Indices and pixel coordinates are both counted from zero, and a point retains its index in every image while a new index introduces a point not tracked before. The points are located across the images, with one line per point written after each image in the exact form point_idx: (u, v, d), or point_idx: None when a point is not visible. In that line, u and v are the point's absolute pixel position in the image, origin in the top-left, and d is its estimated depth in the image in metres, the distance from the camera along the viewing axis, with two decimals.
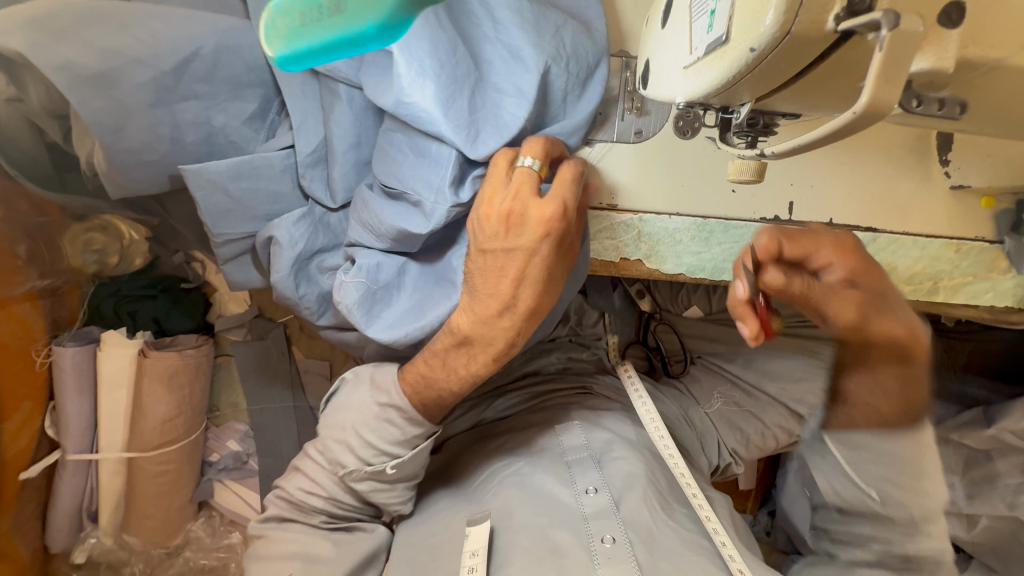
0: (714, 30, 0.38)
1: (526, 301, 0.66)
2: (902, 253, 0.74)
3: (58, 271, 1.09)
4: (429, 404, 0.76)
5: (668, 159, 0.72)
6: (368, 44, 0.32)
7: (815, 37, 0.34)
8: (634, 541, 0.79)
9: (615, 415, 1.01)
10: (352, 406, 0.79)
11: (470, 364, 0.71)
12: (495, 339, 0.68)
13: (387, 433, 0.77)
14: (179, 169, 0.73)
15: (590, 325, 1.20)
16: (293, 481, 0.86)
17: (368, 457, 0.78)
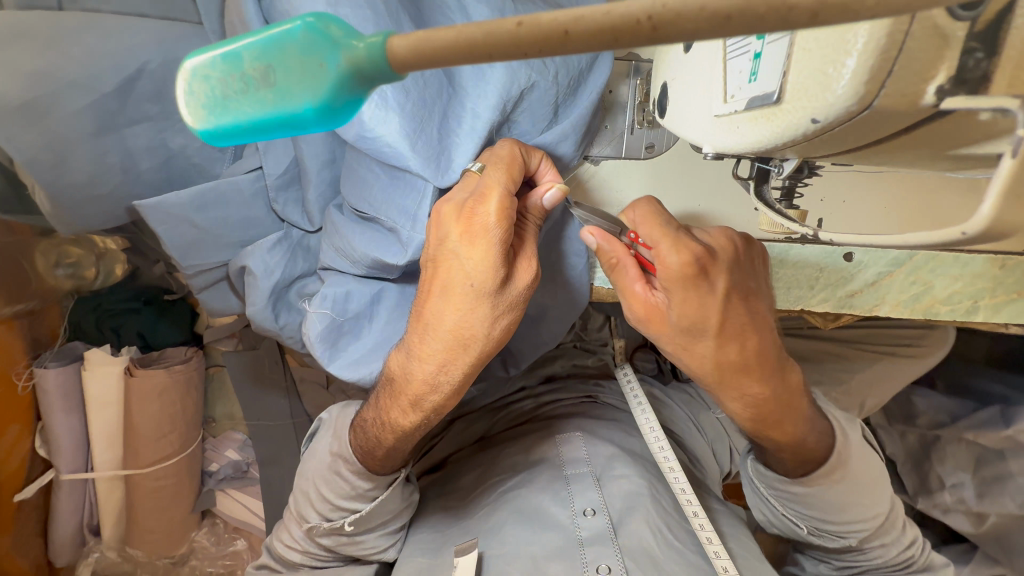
0: (759, 81, 0.29)
1: (453, 320, 0.55)
2: (940, 271, 0.67)
3: (31, 293, 1.03)
4: (367, 450, 0.72)
5: (682, 176, 0.65)
6: (308, 128, 0.24)
7: (902, 113, 0.24)
8: (632, 570, 0.71)
9: (615, 427, 0.95)
10: (315, 455, 0.79)
11: (392, 408, 0.64)
12: (421, 377, 0.59)
13: (337, 486, 0.75)
14: (135, 205, 0.68)
15: (596, 330, 1.16)
16: (279, 535, 0.85)
17: (326, 512, 0.77)
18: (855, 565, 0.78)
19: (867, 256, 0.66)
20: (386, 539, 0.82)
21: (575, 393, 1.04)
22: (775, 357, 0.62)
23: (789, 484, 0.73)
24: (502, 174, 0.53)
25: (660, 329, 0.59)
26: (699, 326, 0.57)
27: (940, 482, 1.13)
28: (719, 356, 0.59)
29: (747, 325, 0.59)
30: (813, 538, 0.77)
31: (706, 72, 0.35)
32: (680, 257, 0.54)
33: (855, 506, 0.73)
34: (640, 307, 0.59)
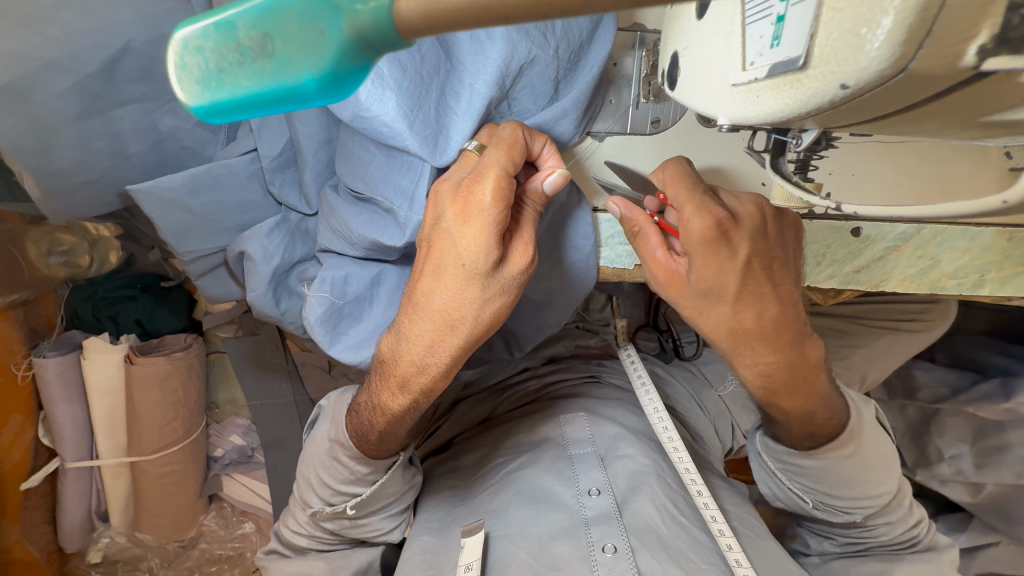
0: (781, 46, 0.28)
1: (443, 301, 0.55)
2: (947, 245, 0.66)
3: (27, 282, 1.02)
4: (363, 435, 0.72)
5: (689, 153, 0.63)
6: (308, 102, 0.23)
7: (939, 76, 0.23)
8: (638, 548, 0.71)
9: (616, 406, 0.95)
10: (316, 439, 0.79)
11: (383, 391, 0.64)
12: (412, 358, 0.59)
13: (337, 471, 0.75)
14: (127, 190, 0.66)
15: (598, 310, 1.17)
16: (287, 520, 0.86)
17: (328, 496, 0.77)
18: (860, 542, 0.79)
19: (875, 230, 0.65)
20: (390, 520, 0.82)
21: (577, 373, 1.04)
22: (794, 328, 0.61)
23: (798, 457, 0.74)
24: (501, 154, 0.52)
25: (679, 292, 0.59)
26: (716, 289, 0.57)
27: (939, 453, 1.14)
28: (733, 322, 0.59)
29: (766, 295, 0.58)
30: (817, 512, 0.78)
31: (720, 39, 0.34)
32: (703, 220, 0.55)
33: (864, 483, 0.73)
34: (659, 269, 0.59)
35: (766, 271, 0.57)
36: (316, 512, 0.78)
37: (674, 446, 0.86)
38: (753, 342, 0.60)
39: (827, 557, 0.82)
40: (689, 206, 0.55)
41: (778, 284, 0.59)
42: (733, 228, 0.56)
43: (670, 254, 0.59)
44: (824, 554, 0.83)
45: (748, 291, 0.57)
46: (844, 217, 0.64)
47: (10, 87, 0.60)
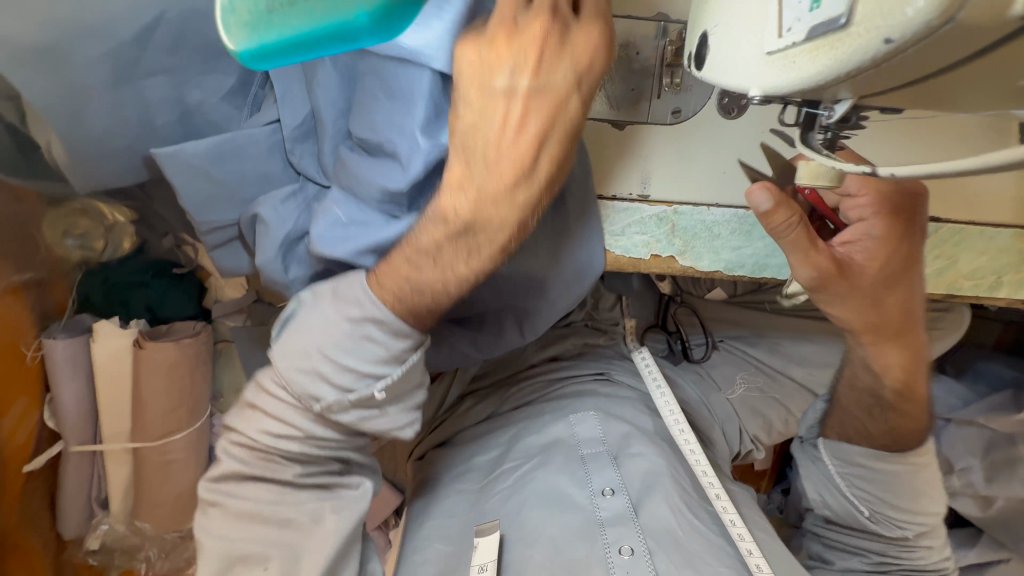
0: (823, 8, 0.28)
1: (547, 164, 0.54)
2: (966, 245, 0.66)
3: (39, 261, 1.04)
4: (417, 309, 0.61)
5: (711, 142, 0.63)
6: (347, 38, 0.35)
7: (991, 28, 0.24)
8: (655, 550, 0.71)
9: (627, 404, 0.94)
10: (315, 325, 0.62)
11: (461, 261, 0.58)
12: (497, 222, 0.55)
13: (365, 352, 0.62)
14: (151, 154, 0.68)
15: (607, 309, 1.13)
16: (252, 422, 0.69)
17: (342, 382, 0.63)
18: (892, 561, 0.87)
19: None
20: (407, 416, 0.68)
21: (588, 369, 1.03)
22: (897, 324, 0.69)
23: (876, 460, 0.87)
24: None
25: (847, 279, 0.64)
26: (894, 274, 0.64)
27: (949, 465, 1.12)
28: (872, 309, 0.68)
29: (900, 290, 0.66)
30: (871, 524, 0.88)
31: (755, 10, 0.34)
32: (880, 222, 0.62)
33: (924, 499, 0.86)
34: (822, 263, 0.61)
35: (903, 276, 0.65)
36: (314, 411, 0.65)
37: (692, 449, 0.88)
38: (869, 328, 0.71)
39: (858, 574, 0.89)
40: (887, 193, 0.61)
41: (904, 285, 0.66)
42: (889, 224, 0.62)
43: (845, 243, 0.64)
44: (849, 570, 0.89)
45: (881, 293, 0.66)
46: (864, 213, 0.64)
47: (47, 51, 0.61)
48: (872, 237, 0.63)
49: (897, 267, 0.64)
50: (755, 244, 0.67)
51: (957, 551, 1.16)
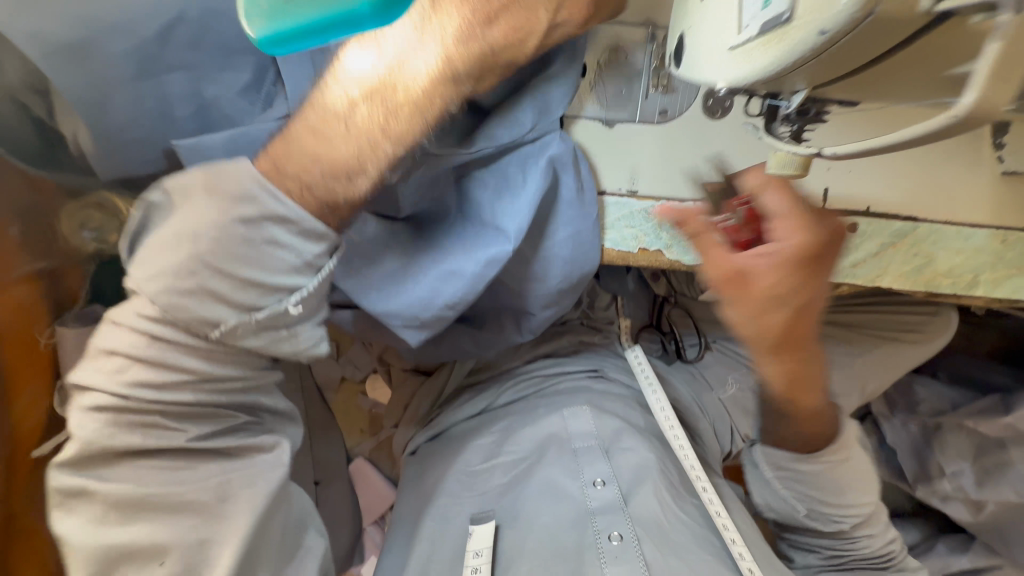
0: (771, 7, 0.34)
1: (501, 32, 0.54)
2: (943, 244, 0.68)
3: None
4: (310, 178, 0.54)
5: (695, 140, 0.67)
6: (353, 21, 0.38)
7: (908, 14, 0.35)
8: (643, 537, 0.74)
9: (620, 402, 0.95)
10: (199, 225, 0.52)
11: (366, 108, 0.52)
12: (427, 66, 0.53)
13: (268, 260, 0.54)
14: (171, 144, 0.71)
15: (602, 308, 1.16)
16: (100, 371, 0.54)
17: (247, 300, 0.54)
18: (842, 555, 0.87)
19: (871, 226, 0.68)
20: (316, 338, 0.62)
21: (582, 365, 1.05)
22: (772, 344, 0.59)
23: (797, 461, 0.82)
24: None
25: (733, 294, 0.55)
26: (787, 296, 0.53)
27: (940, 470, 1.13)
28: (758, 325, 0.57)
29: (786, 308, 0.54)
30: (808, 519, 0.86)
31: (721, 11, 0.40)
32: (797, 246, 0.52)
33: (851, 491, 0.82)
34: (720, 273, 0.55)
35: (812, 309, 0.56)
36: (213, 338, 0.55)
37: (681, 444, 0.89)
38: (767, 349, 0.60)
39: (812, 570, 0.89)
40: (799, 229, 0.52)
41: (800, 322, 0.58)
42: (789, 248, 0.52)
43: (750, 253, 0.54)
44: (808, 566, 0.90)
45: (755, 316, 0.56)
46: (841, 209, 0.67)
47: (75, 45, 0.67)
48: (773, 255, 0.53)
49: (814, 298, 0.55)
50: None
51: (949, 557, 1.17)
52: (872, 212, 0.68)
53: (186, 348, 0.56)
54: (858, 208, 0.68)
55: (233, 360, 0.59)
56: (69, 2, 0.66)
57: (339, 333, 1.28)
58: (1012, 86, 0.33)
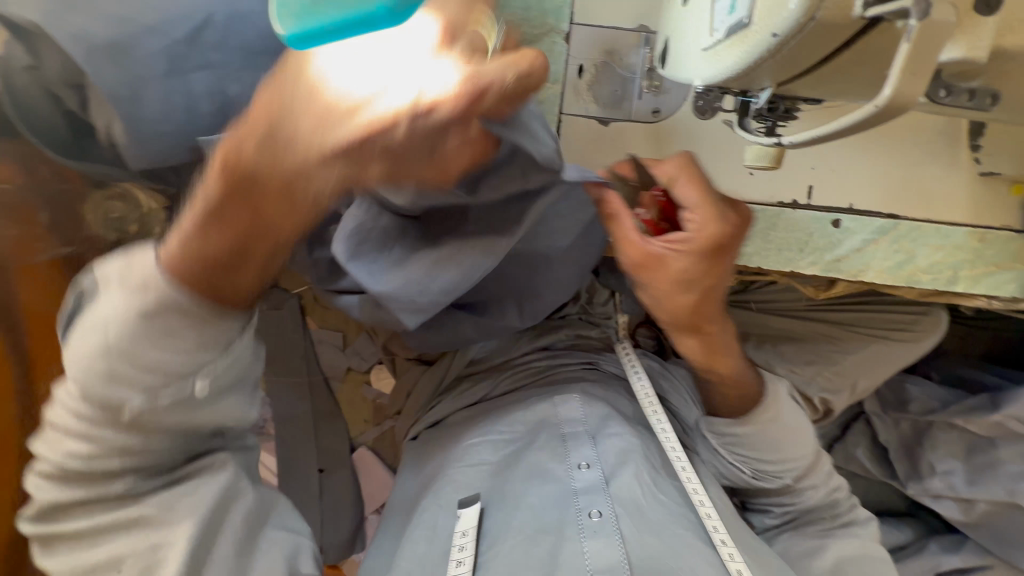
0: (736, 13, 0.42)
1: (328, 174, 0.47)
2: (922, 241, 0.72)
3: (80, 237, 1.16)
4: (186, 278, 0.50)
5: (687, 139, 0.70)
6: (377, 23, 0.38)
7: (843, 22, 0.36)
8: (622, 514, 0.75)
9: (608, 389, 1.01)
10: (104, 320, 0.50)
11: (191, 266, 0.50)
12: (273, 231, 0.50)
13: (168, 343, 0.51)
14: (197, 140, 0.78)
15: (601, 304, 1.18)
16: (48, 439, 0.55)
17: (145, 385, 0.52)
18: (791, 509, 0.90)
19: (854, 223, 0.71)
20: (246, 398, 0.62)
21: (576, 359, 1.08)
22: (699, 313, 0.73)
23: (733, 425, 0.85)
24: (514, 67, 0.44)
25: (650, 277, 0.67)
26: (695, 281, 0.67)
27: (931, 468, 1.16)
28: (669, 300, 0.70)
29: (694, 286, 0.67)
30: (756, 482, 0.88)
31: (700, 18, 0.47)
32: (709, 233, 0.63)
33: (788, 447, 0.85)
34: (636, 254, 0.65)
35: (722, 280, 0.68)
36: (125, 418, 0.53)
37: (662, 427, 0.91)
38: (691, 318, 0.73)
39: (768, 531, 0.91)
40: (712, 224, 0.62)
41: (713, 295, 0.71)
42: (696, 237, 0.63)
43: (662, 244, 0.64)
44: (766, 529, 0.92)
45: (678, 294, 0.68)
46: (826, 207, 0.70)
47: (114, 44, 0.73)
48: (684, 248, 0.64)
49: (724, 273, 0.67)
50: None
51: (943, 555, 1.19)
52: (855, 209, 0.71)
53: (112, 427, 0.54)
54: (841, 205, 0.71)
55: (164, 430, 0.57)
56: (108, 6, 0.73)
57: (346, 324, 1.32)
58: (925, 80, 0.35)
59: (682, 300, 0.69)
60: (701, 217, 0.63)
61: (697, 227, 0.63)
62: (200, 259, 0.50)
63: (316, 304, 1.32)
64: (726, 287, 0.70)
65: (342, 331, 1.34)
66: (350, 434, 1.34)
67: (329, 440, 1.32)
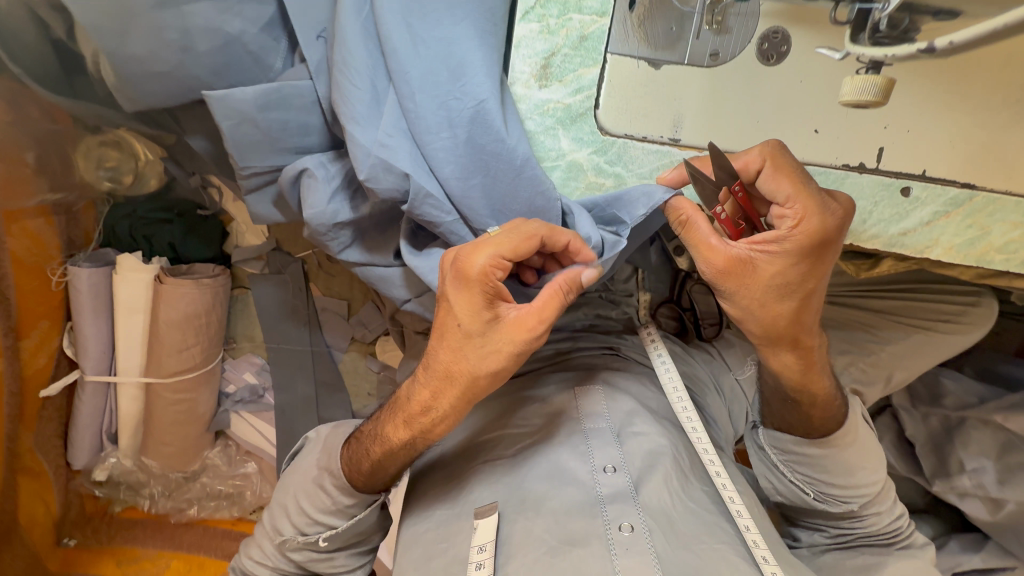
0: None
1: (444, 357, 0.64)
2: (999, 216, 0.64)
3: (71, 186, 1.08)
4: (354, 475, 0.76)
5: (746, 88, 0.63)
6: None
7: None
8: (654, 529, 0.70)
9: (634, 379, 0.91)
10: (300, 469, 0.83)
11: (366, 458, 0.75)
12: (401, 439, 0.71)
13: (317, 500, 0.79)
14: (205, 97, 0.73)
15: (622, 281, 1.05)
16: (247, 550, 0.88)
17: (302, 525, 0.81)
18: (848, 533, 0.84)
19: (926, 192, 0.63)
20: (357, 558, 0.87)
21: (596, 343, 0.99)
22: (791, 332, 0.69)
23: (806, 445, 0.81)
24: (491, 247, 0.57)
25: (740, 283, 0.63)
26: (793, 285, 0.63)
27: (960, 466, 1.09)
28: (764, 312, 0.66)
29: (791, 288, 0.64)
30: (818, 504, 0.83)
31: None
32: (803, 226, 0.59)
33: (860, 471, 0.80)
34: (722, 259, 0.61)
35: (818, 278, 0.64)
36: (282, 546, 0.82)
37: (693, 426, 0.86)
38: (780, 329, 0.68)
39: (817, 549, 0.86)
40: (813, 218, 0.59)
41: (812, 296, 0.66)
42: (788, 229, 0.60)
43: (750, 245, 0.62)
44: (814, 545, 0.87)
45: (771, 301, 0.65)
46: (896, 173, 0.63)
47: None
48: (780, 247, 0.61)
49: (818, 269, 0.63)
50: None
51: (961, 555, 1.10)
52: (928, 176, 0.64)
53: (283, 563, 0.84)
54: (912, 170, 0.64)
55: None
56: None
57: (351, 292, 1.26)
58: None
59: (777, 306, 0.65)
60: (793, 209, 0.59)
61: (786, 217, 0.60)
62: (361, 471, 0.76)
63: (320, 271, 1.25)
64: (822, 294, 0.67)
65: (348, 299, 1.28)
66: (353, 406, 1.27)
67: (332, 411, 1.25)
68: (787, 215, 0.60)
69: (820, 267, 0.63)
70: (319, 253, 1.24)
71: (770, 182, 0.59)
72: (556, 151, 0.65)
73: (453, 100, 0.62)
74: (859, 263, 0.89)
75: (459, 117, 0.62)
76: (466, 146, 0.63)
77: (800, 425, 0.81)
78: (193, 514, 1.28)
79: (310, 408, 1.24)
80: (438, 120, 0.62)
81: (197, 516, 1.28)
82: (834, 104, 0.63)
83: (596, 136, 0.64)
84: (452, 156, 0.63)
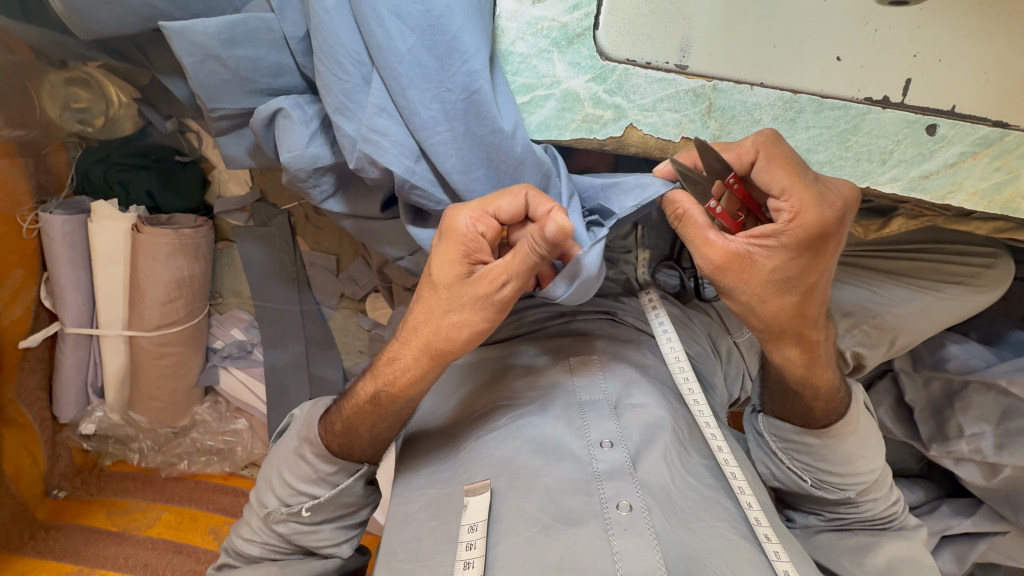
0: None
1: (416, 311, 0.63)
2: None
3: (38, 130, 1.03)
4: (335, 436, 0.73)
5: (764, 9, 0.57)
6: None
7: None
8: (654, 507, 0.65)
9: (631, 346, 0.87)
10: (285, 443, 0.78)
11: (340, 417, 0.73)
12: (384, 405, 0.69)
13: (299, 470, 0.74)
14: (161, 26, 0.66)
15: (621, 238, 1.02)
16: (237, 529, 0.81)
17: (286, 497, 0.75)
18: (844, 517, 0.81)
19: (953, 130, 0.59)
20: (344, 532, 0.79)
21: (594, 306, 0.95)
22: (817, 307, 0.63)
23: (803, 434, 0.78)
24: (474, 206, 0.57)
25: (738, 280, 0.59)
26: (794, 280, 0.58)
27: (958, 431, 1.06)
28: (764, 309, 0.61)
29: (791, 283, 0.59)
30: (815, 490, 0.80)
31: None
32: (804, 215, 0.55)
33: (858, 459, 0.77)
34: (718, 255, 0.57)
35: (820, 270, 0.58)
36: (271, 523, 0.76)
37: (695, 399, 0.81)
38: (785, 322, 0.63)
39: (811, 531, 0.84)
40: (810, 211, 0.55)
41: (817, 292, 0.61)
42: (783, 215, 0.56)
43: (748, 239, 0.57)
44: (808, 527, 0.85)
45: (769, 297, 0.60)
46: (922, 110, 0.58)
47: None
48: (777, 241, 0.56)
49: (818, 261, 0.58)
50: (797, 136, 0.60)
51: (952, 519, 1.11)
52: (958, 113, 0.58)
53: (271, 543, 0.77)
54: (941, 107, 0.59)
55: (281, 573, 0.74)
56: None
57: (340, 247, 1.22)
58: None
59: (780, 302, 0.60)
60: (794, 194, 0.55)
61: (779, 206, 0.56)
62: (337, 433, 0.73)
63: (308, 224, 1.20)
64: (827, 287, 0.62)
65: (337, 254, 1.23)
66: (344, 364, 1.25)
67: (322, 368, 1.22)
68: (782, 209, 0.56)
69: (822, 259, 0.58)
70: (305, 205, 1.19)
71: (770, 163, 0.55)
72: (551, 78, 0.61)
73: (445, 92, 0.58)
74: (869, 226, 0.83)
75: (453, 110, 0.59)
76: (466, 139, 0.60)
77: (800, 414, 0.78)
78: (183, 468, 1.27)
79: (301, 365, 1.21)
80: (432, 114, 0.59)
81: (187, 470, 1.27)
82: (860, 28, 0.57)
83: (595, 60, 0.60)
84: (450, 149, 0.60)
